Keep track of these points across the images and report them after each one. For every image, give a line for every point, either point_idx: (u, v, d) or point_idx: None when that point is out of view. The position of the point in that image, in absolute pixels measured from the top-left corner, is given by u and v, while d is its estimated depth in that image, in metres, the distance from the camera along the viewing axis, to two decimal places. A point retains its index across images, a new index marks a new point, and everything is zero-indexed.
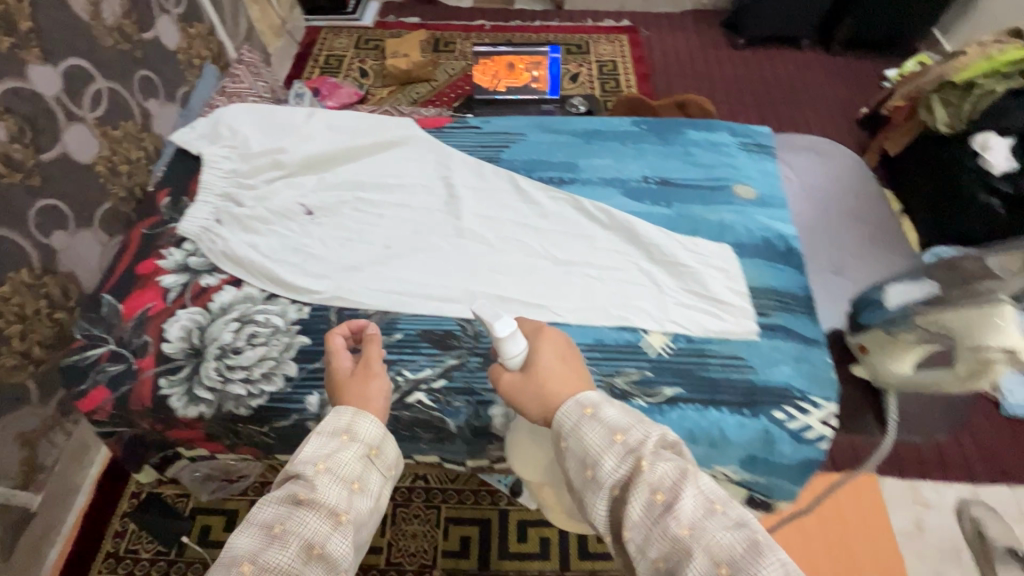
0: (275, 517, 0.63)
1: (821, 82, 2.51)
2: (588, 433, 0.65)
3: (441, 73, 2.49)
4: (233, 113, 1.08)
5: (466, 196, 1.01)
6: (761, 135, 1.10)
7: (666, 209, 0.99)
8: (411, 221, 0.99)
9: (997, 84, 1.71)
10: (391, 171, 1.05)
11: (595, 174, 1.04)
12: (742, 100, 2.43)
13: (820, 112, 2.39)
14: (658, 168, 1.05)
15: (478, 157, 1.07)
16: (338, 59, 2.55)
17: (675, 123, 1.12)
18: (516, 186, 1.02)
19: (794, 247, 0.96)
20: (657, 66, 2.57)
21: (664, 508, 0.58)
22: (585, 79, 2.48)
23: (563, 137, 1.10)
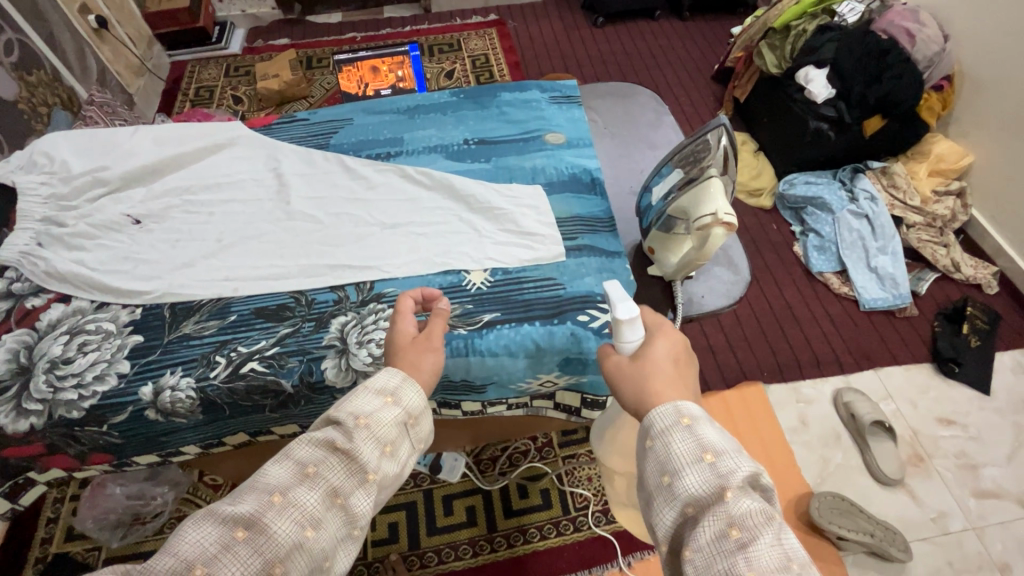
0: (309, 458, 0.63)
1: (676, 46, 2.71)
2: (682, 439, 0.60)
3: (317, 89, 2.50)
4: (51, 140, 1.09)
5: (296, 181, 1.09)
6: (566, 89, 1.27)
7: (485, 163, 1.12)
8: (243, 213, 1.04)
9: (807, 24, 1.95)
10: (222, 172, 1.11)
11: (420, 143, 1.16)
12: (607, 73, 2.59)
13: (679, 73, 2.58)
14: (476, 130, 1.19)
15: (308, 145, 1.16)
16: (209, 90, 2.51)
17: (490, 90, 1.27)
18: (346, 164, 1.11)
19: (597, 177, 1.11)
20: (526, 52, 2.69)
21: (737, 548, 0.51)
22: (460, 75, 2.56)
23: (387, 116, 1.22)
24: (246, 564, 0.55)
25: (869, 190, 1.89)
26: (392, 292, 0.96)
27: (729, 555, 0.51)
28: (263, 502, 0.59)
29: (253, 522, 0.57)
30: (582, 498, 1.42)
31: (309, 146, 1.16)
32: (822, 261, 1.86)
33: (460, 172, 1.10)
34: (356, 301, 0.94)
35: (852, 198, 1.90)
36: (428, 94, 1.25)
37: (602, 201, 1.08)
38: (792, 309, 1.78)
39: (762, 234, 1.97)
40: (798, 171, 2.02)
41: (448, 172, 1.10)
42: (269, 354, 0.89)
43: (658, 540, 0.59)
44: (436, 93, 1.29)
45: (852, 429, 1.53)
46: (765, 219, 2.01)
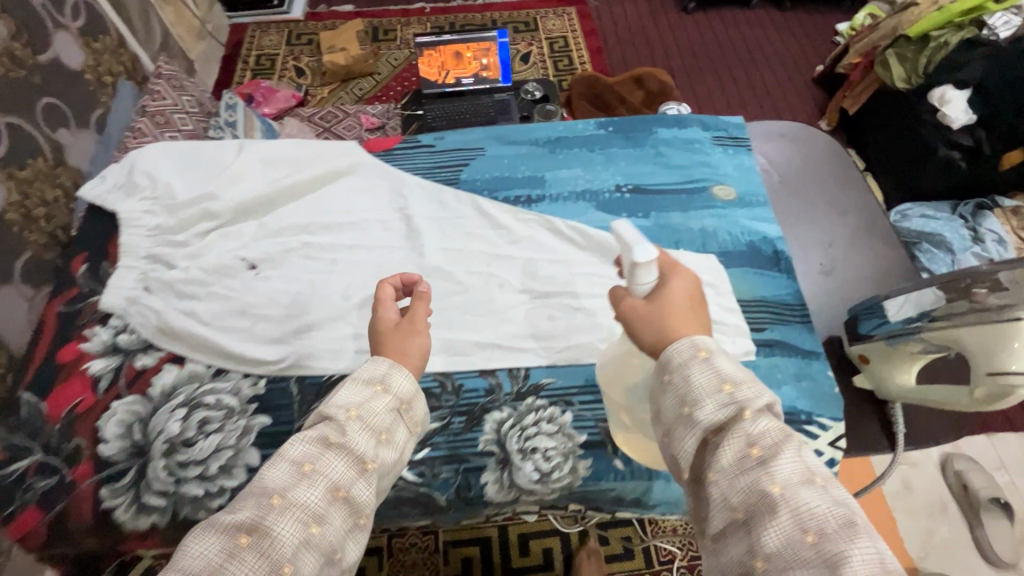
0: (304, 456, 0.59)
1: (775, 41, 2.47)
2: (702, 375, 0.57)
3: (383, 65, 2.34)
4: (150, 158, 1.05)
5: (430, 231, 1.00)
6: (731, 126, 1.11)
7: (643, 219, 1.00)
8: (372, 263, 0.97)
9: (951, 35, 1.70)
10: (343, 208, 1.03)
11: (566, 187, 1.04)
12: (699, 68, 2.36)
13: (776, 73, 2.35)
14: (630, 175, 1.05)
15: (435, 180, 1.06)
16: (270, 58, 2.36)
17: (643, 121, 1.13)
18: (485, 211, 1.01)
19: (781, 249, 0.98)
20: (609, 37, 2.47)
21: (759, 466, 0.52)
22: (537, 59, 2.37)
23: (525, 148, 1.10)
24: (254, 568, 0.51)
25: (996, 230, 1.69)
26: (550, 383, 0.87)
27: (750, 471, 0.52)
28: (263, 506, 0.55)
29: (255, 527, 0.53)
30: (668, 553, 1.33)
31: (438, 182, 1.06)
32: None
33: (614, 230, 0.99)
34: (510, 394, 0.86)
35: (975, 238, 1.70)
36: (574, 125, 1.12)
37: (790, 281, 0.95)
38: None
39: None
40: (910, 202, 1.85)
41: (602, 230, 0.98)
42: (420, 458, 0.81)
43: (678, 469, 0.58)
44: (580, 120, 1.14)
45: (958, 500, 1.41)
46: None
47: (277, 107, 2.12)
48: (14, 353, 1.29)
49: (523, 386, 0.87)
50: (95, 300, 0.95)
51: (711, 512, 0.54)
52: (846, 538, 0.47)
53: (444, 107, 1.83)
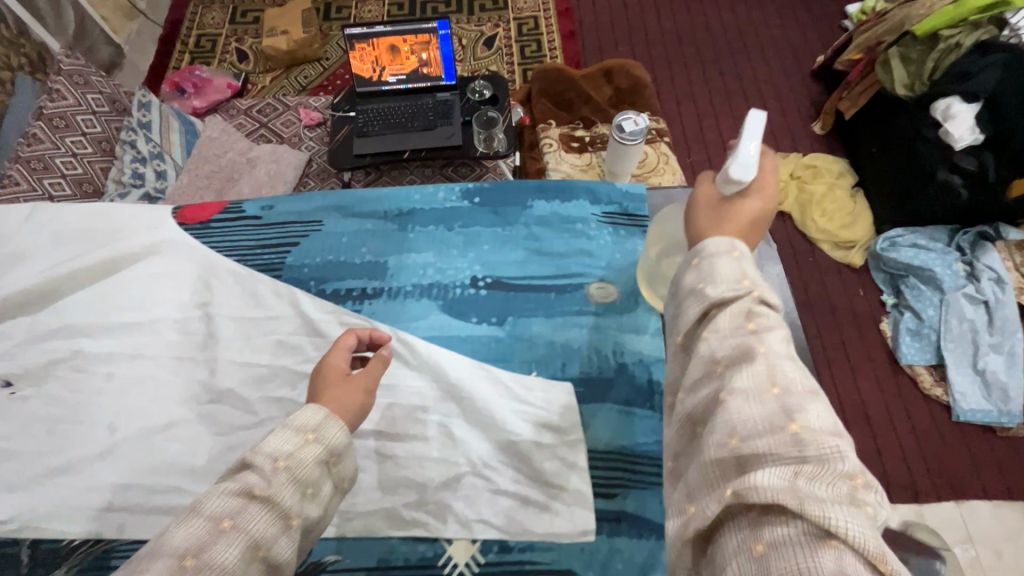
0: (222, 510, 0.53)
1: (773, 25, 2.18)
2: (727, 265, 0.57)
3: (333, 49, 2.13)
4: None
5: (228, 331, 0.86)
6: (623, 201, 0.96)
7: (496, 326, 0.86)
8: (151, 378, 0.83)
9: (963, 36, 1.46)
10: (134, 302, 0.89)
11: (413, 278, 0.91)
12: (682, 57, 2.10)
13: (770, 63, 2.09)
14: (492, 265, 0.92)
15: (254, 265, 0.92)
16: (212, 40, 2.17)
17: (518, 193, 0.99)
18: (305, 309, 0.87)
19: (655, 379, 0.81)
20: (585, 18, 2.20)
21: (751, 333, 0.51)
22: (502, 43, 2.14)
23: (371, 224, 0.96)
24: None
25: (995, 267, 1.50)
26: (336, 562, 0.72)
27: (742, 337, 0.52)
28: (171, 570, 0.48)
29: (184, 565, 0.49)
30: None
31: (254, 267, 0.92)
32: (913, 350, 1.51)
33: (460, 341, 0.84)
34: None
35: (971, 275, 1.52)
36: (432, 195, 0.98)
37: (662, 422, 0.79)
38: (865, 411, 1.49)
39: (841, 318, 1.60)
40: (902, 226, 1.63)
41: (445, 340, 0.85)
42: None
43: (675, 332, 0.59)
44: (443, 187, 1.00)
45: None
46: (851, 280, 1.65)
47: (210, 99, 1.95)
48: None
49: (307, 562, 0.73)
50: None
51: (693, 363, 0.54)
52: (808, 399, 0.47)
53: (378, 108, 1.64)
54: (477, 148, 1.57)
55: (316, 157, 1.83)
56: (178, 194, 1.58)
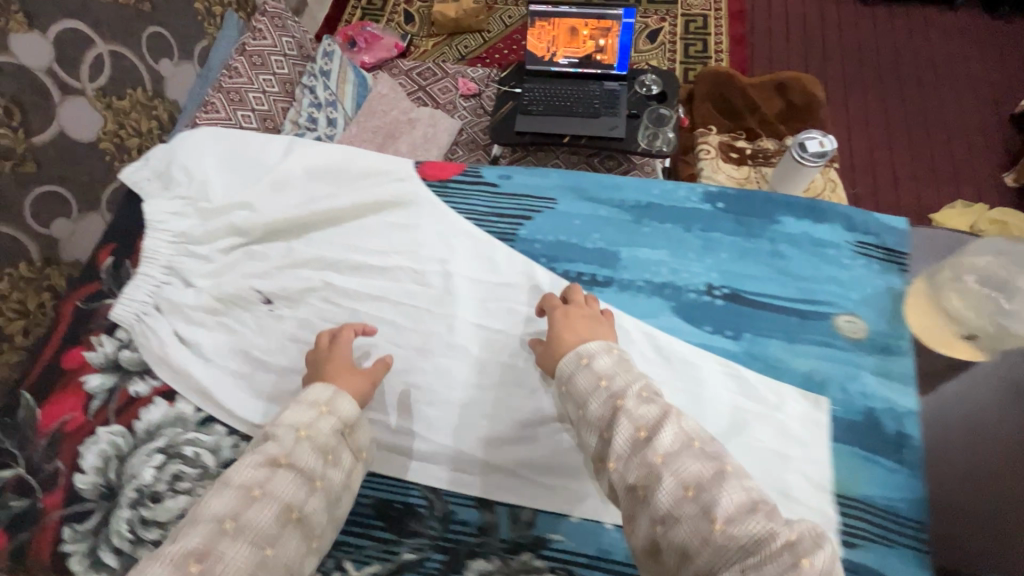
0: (251, 481, 0.70)
1: (973, 55, 1.93)
2: (584, 369, 0.72)
3: (495, 22, 2.15)
4: (191, 145, 1.09)
5: (466, 294, 0.95)
6: (883, 234, 0.96)
7: (732, 341, 0.88)
8: (393, 319, 0.94)
9: None
10: (380, 243, 1.00)
11: (642, 274, 0.94)
12: (862, 78, 1.92)
13: (964, 98, 1.86)
14: (730, 275, 0.94)
15: (487, 231, 0.99)
16: None
17: (766, 204, 0.99)
18: (536, 285, 0.94)
19: (907, 433, 0.82)
20: (757, 24, 2.08)
21: (644, 444, 0.63)
22: (666, 38, 2.06)
23: (605, 209, 1.01)
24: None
25: None
26: (559, 542, 0.79)
27: (641, 450, 0.64)
28: (214, 534, 0.65)
29: (205, 553, 0.63)
30: None
31: (490, 232, 0.99)
32: None
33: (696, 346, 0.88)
34: (506, 540, 0.80)
35: None
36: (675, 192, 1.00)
37: (906, 479, 0.79)
38: None
39: None
40: None
41: (680, 342, 0.88)
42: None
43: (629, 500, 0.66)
44: (684, 186, 1.02)
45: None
46: None
47: (377, 56, 2.02)
48: None
49: (524, 535, 0.80)
50: (108, 304, 0.99)
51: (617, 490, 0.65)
52: (716, 485, 0.59)
53: (544, 90, 1.63)
54: (639, 143, 1.53)
55: (468, 127, 1.86)
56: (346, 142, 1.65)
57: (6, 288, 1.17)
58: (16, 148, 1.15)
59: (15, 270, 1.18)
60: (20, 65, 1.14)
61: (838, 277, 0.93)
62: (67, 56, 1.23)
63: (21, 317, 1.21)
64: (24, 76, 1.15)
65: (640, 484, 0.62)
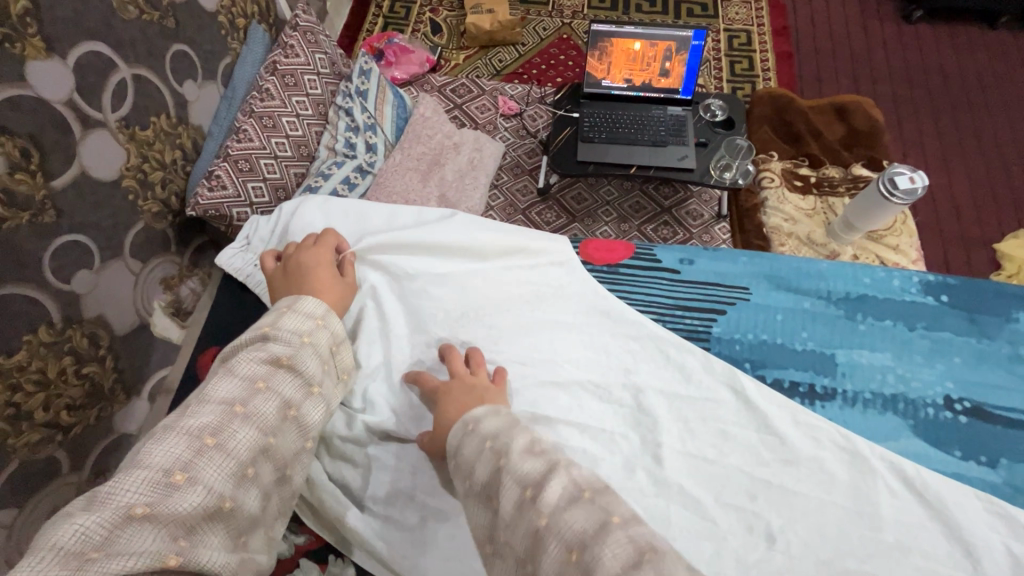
0: (206, 427, 0.64)
1: (1020, 78, 1.92)
2: (470, 436, 0.65)
3: (530, 34, 2.02)
4: (304, 219, 1.01)
5: (667, 412, 0.82)
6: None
7: (989, 470, 0.78)
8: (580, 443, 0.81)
9: None
10: (552, 344, 0.89)
11: (869, 381, 0.85)
12: (912, 100, 1.88)
13: (1016, 123, 1.83)
14: (965, 383, 0.85)
15: (681, 332, 0.90)
16: (406, 6, 2.09)
17: (996, 300, 0.91)
18: (749, 398, 0.83)
19: None
20: (802, 40, 2.02)
21: (529, 504, 0.55)
22: (710, 54, 1.97)
23: (806, 301, 0.92)
24: (155, 538, 0.55)
25: None
26: None
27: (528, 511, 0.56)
28: (162, 485, 0.58)
29: (153, 506, 0.57)
30: None
31: (681, 331, 0.90)
32: None
33: (950, 477, 0.77)
34: None
35: None
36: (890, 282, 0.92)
37: None
38: None
39: None
40: None
41: (934, 472, 0.77)
42: None
43: None
44: (897, 273, 0.94)
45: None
46: None
47: (407, 70, 1.87)
48: (117, 334, 1.19)
49: None
50: None
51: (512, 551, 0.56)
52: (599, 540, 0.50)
53: (604, 114, 1.53)
54: (711, 175, 1.43)
55: (510, 149, 1.73)
56: (389, 169, 1.50)
57: (25, 359, 0.99)
58: (34, 195, 0.97)
59: (33, 336, 1.01)
60: (36, 98, 0.96)
61: None
62: (87, 83, 1.06)
63: (40, 388, 1.03)
64: (42, 109, 0.97)
65: (529, 553, 0.53)
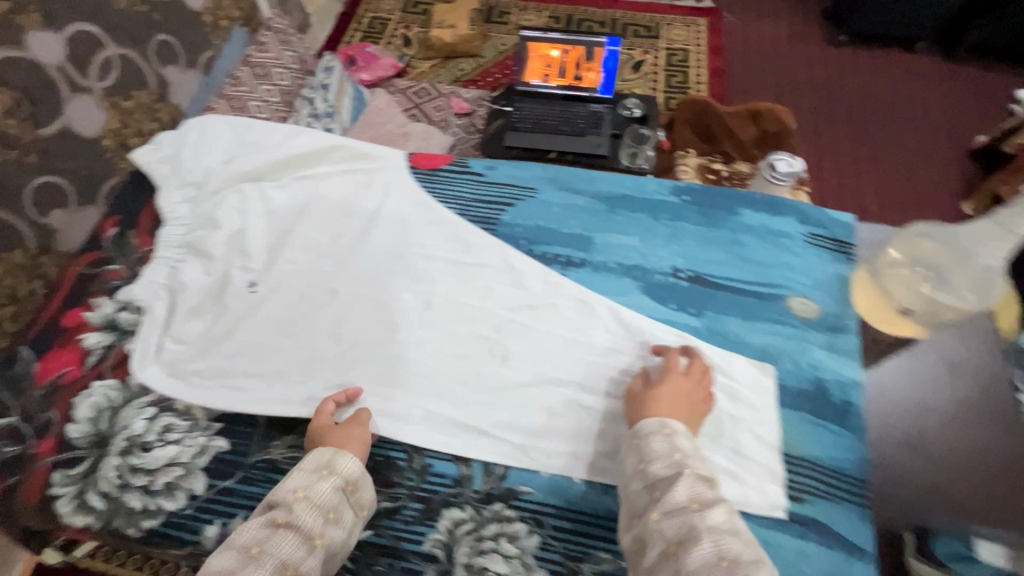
0: (250, 539, 0.48)
1: (930, 96, 2.09)
2: (671, 432, 0.54)
3: (489, 48, 2.27)
4: (209, 122, 0.84)
5: (414, 262, 0.75)
6: (840, 225, 0.73)
7: (689, 317, 0.68)
8: (347, 293, 0.72)
9: None
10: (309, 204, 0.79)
11: (614, 255, 0.73)
12: (830, 111, 2.06)
13: (925, 134, 2.00)
14: (697, 255, 0.73)
15: (453, 210, 0.78)
16: (383, 23, 2.36)
17: (728, 191, 0.79)
18: (510, 262, 0.73)
19: (855, 402, 0.62)
20: (735, 59, 2.23)
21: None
22: (649, 69, 2.19)
23: (582, 197, 0.79)
24: None
25: None
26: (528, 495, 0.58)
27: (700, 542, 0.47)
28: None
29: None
30: None
31: (455, 210, 0.78)
32: None
33: (651, 324, 0.68)
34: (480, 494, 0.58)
35: None
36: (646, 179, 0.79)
37: (858, 443, 0.60)
38: None
39: None
40: None
41: (634, 316, 0.68)
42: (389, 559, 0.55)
43: None
44: (652, 177, 0.82)
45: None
46: None
47: (374, 74, 2.11)
48: None
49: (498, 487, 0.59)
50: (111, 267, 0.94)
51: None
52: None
53: (532, 108, 1.71)
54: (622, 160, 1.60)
55: (458, 143, 1.91)
56: None
57: None
58: None
59: None
60: None
61: (817, 249, 0.71)
62: None
63: None
64: None
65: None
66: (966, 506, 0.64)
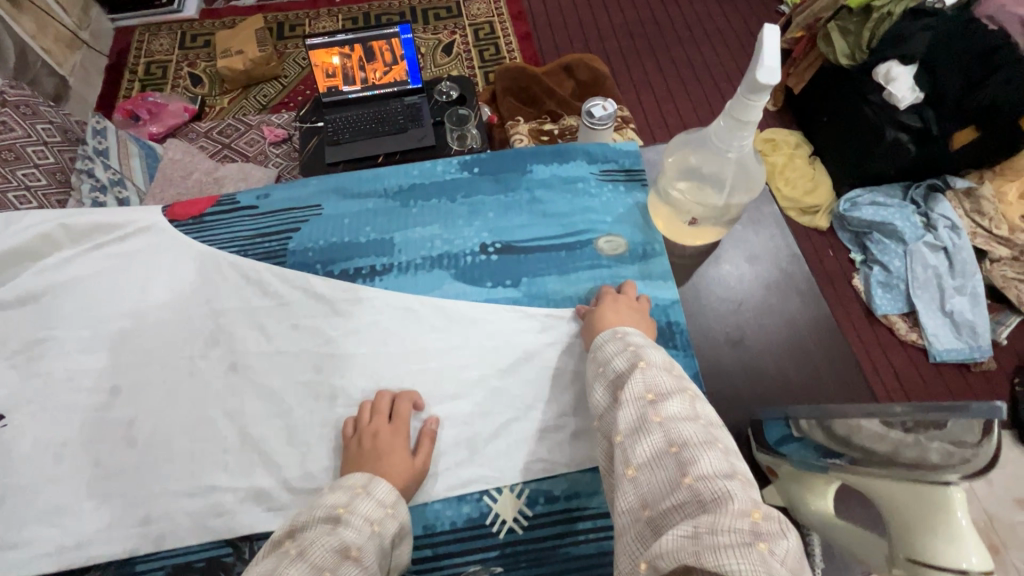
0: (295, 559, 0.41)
1: (713, 13, 2.27)
2: (615, 342, 0.53)
3: (291, 66, 2.11)
4: None
5: (199, 330, 0.64)
6: (624, 156, 0.74)
7: (513, 289, 0.65)
8: (122, 387, 0.61)
9: (894, 3, 1.33)
10: (49, 297, 0.65)
11: (419, 250, 0.69)
12: (636, 50, 2.17)
13: (719, 48, 2.16)
14: (504, 224, 0.70)
15: (232, 251, 0.69)
16: (162, 66, 2.10)
17: (518, 152, 0.77)
18: (308, 291, 0.66)
19: (673, 320, 0.63)
20: (538, 19, 2.26)
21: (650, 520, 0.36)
22: (460, 49, 2.16)
23: (372, 200, 0.73)
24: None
25: (949, 215, 1.36)
26: None
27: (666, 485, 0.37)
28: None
29: None
30: None
31: (234, 251, 0.69)
32: (886, 301, 1.40)
33: (475, 309, 0.64)
34: None
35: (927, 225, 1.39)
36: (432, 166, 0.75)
37: (687, 359, 0.60)
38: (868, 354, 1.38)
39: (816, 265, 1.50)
40: (859, 186, 1.50)
41: (457, 308, 0.64)
42: None
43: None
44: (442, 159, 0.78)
45: (996, 563, 1.05)
46: (818, 244, 1.53)
47: (166, 124, 1.86)
48: None
49: None
50: None
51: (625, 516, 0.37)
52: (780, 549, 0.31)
53: (346, 117, 1.61)
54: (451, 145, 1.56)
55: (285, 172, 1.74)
56: None
57: None
58: None
59: None
60: None
61: (611, 187, 0.72)
62: None
63: None
64: None
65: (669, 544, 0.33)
66: (825, 372, 0.62)
